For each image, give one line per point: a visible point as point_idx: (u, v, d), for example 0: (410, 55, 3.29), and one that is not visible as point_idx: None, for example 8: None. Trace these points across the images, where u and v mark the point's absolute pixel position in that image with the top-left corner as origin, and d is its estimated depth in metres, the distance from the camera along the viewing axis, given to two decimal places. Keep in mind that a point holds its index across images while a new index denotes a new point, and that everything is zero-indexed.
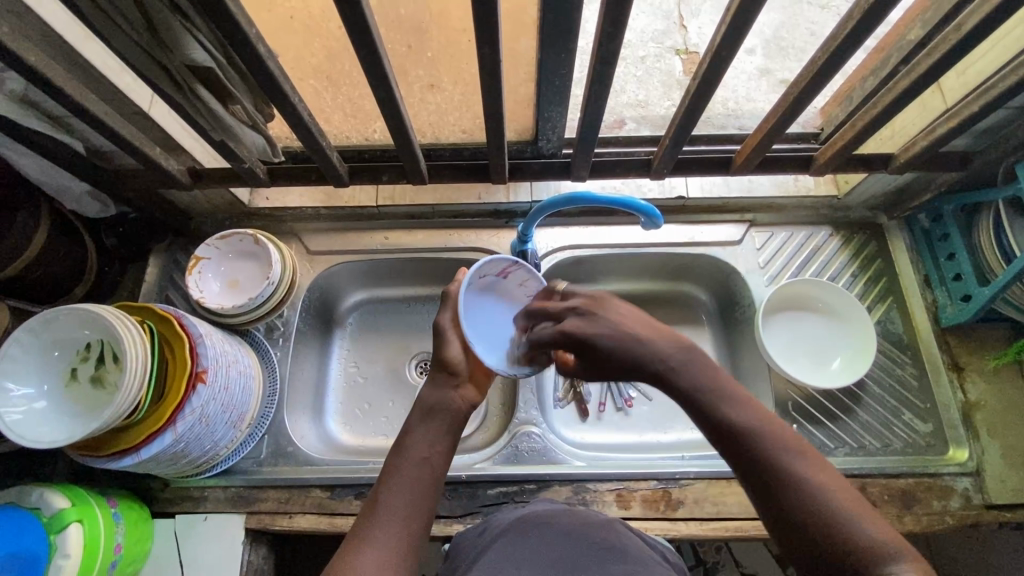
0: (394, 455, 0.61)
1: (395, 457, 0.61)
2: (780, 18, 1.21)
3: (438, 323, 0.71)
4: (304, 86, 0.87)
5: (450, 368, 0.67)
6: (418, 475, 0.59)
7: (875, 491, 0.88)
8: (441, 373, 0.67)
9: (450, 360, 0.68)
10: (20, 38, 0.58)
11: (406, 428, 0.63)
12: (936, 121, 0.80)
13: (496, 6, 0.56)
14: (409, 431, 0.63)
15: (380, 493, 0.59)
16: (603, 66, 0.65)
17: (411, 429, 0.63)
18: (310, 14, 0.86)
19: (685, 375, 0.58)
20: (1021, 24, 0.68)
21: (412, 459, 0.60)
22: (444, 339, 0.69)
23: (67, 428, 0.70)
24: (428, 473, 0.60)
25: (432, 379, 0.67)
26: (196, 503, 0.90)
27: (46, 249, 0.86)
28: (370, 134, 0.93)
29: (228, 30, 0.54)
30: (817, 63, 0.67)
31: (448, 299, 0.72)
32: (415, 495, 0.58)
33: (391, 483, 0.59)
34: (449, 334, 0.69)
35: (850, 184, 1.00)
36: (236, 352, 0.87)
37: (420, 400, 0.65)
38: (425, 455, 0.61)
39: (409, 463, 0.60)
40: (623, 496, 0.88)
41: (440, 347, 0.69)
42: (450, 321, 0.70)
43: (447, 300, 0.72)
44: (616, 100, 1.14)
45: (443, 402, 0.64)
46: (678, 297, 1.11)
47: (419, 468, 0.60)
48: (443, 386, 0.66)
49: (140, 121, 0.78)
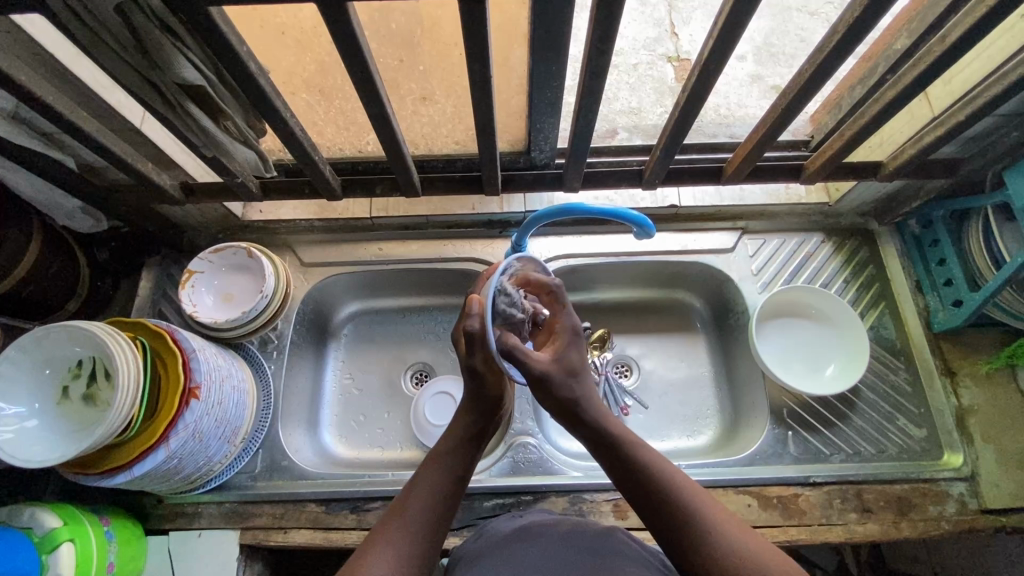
0: (427, 468, 0.64)
1: (428, 471, 0.63)
2: (770, 25, 1.22)
3: (474, 367, 0.65)
4: (297, 99, 0.87)
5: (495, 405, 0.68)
6: (452, 491, 0.62)
7: (871, 497, 0.88)
8: (485, 409, 0.68)
9: (497, 398, 0.68)
10: (10, 58, 0.58)
11: (444, 446, 0.66)
12: (923, 129, 0.81)
13: (485, 22, 0.56)
14: (447, 449, 0.65)
15: (411, 500, 0.60)
16: (592, 79, 0.66)
17: (450, 448, 0.65)
18: (302, 29, 0.85)
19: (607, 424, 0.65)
20: (1004, 34, 0.70)
21: (449, 476, 0.63)
22: (486, 380, 0.66)
23: (59, 446, 0.69)
24: (457, 491, 0.63)
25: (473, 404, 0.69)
26: (191, 520, 0.89)
27: (38, 266, 0.85)
28: (363, 147, 0.95)
29: (219, 47, 0.54)
30: (805, 75, 0.68)
31: (471, 339, 0.62)
32: (445, 509, 0.61)
33: (423, 494, 0.61)
34: (491, 378, 0.66)
35: (841, 191, 1.01)
36: (230, 366, 0.87)
37: (462, 426, 0.67)
38: (459, 474, 0.64)
39: (444, 479, 0.63)
40: (620, 506, 0.88)
41: (482, 389, 0.67)
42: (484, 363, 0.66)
43: (472, 341, 0.62)
44: (609, 108, 1.15)
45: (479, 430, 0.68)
46: (672, 305, 1.11)
47: (452, 485, 0.63)
48: (487, 418, 0.68)
49: (132, 137, 0.78)
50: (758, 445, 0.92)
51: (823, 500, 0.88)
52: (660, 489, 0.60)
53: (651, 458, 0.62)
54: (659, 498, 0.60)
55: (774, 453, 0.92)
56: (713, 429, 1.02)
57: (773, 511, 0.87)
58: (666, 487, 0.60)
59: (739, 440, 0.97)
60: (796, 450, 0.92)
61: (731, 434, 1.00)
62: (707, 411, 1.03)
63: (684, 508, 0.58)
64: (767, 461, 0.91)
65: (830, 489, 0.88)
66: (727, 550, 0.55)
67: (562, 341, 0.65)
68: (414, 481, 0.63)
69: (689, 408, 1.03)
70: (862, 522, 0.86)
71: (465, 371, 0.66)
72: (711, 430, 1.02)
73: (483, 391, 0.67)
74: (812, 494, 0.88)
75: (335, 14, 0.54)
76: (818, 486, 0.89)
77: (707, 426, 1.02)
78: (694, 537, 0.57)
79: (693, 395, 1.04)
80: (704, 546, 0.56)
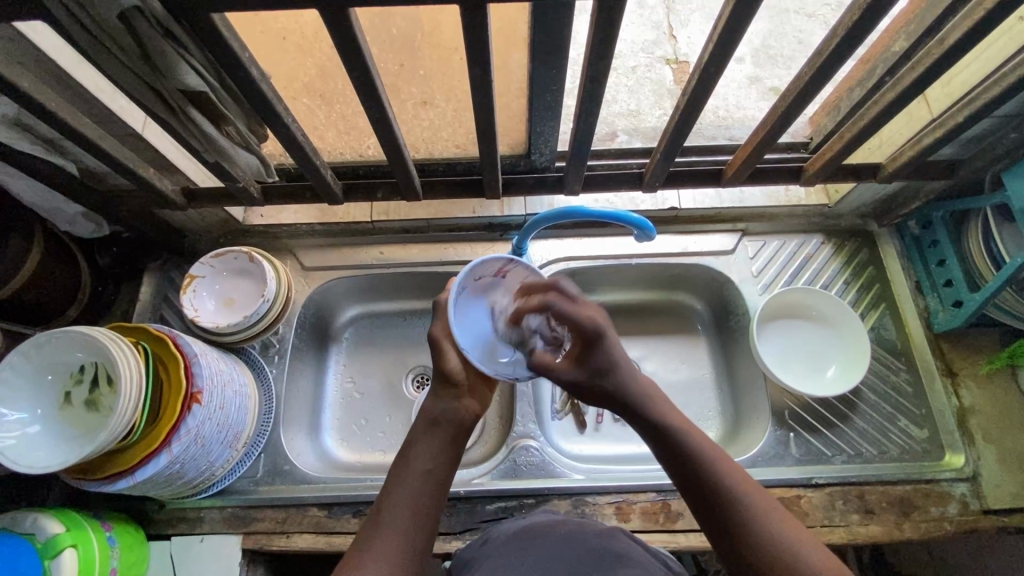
0: (398, 466, 0.62)
1: (398, 469, 0.61)
2: (768, 27, 1.22)
3: (433, 336, 0.69)
4: (297, 104, 0.88)
5: (453, 381, 0.67)
6: (422, 486, 0.59)
7: (873, 498, 0.88)
8: (443, 386, 0.67)
9: (451, 372, 0.67)
10: (13, 65, 0.58)
11: (410, 441, 0.64)
12: (922, 131, 0.81)
13: (486, 28, 0.57)
14: (414, 444, 0.63)
15: (384, 507, 0.58)
16: (593, 83, 0.66)
17: (416, 442, 0.63)
18: (303, 36, 0.89)
19: (659, 407, 0.64)
20: (1002, 37, 0.70)
21: (417, 471, 0.60)
22: (442, 352, 0.68)
23: (61, 452, 0.69)
24: (433, 484, 0.60)
25: (436, 390, 0.68)
26: (193, 525, 0.89)
27: (40, 272, 0.85)
28: (364, 151, 0.93)
29: (222, 54, 0.54)
30: (804, 78, 0.68)
31: (440, 311, 0.71)
32: (417, 506, 0.58)
33: (393, 494, 0.59)
34: (446, 347, 0.68)
35: (840, 193, 1.01)
36: (232, 371, 0.87)
37: (423, 413, 0.66)
38: (430, 466, 0.61)
39: (412, 474, 0.60)
40: (622, 509, 0.88)
41: (438, 363, 0.68)
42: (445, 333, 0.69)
43: (439, 312, 0.71)
44: (608, 110, 1.15)
45: (446, 415, 0.65)
46: (673, 306, 1.11)
47: (421, 480, 0.60)
48: (446, 397, 0.67)
49: (133, 143, 0.78)
50: (760, 447, 0.92)
51: (825, 502, 0.88)
52: (707, 471, 0.59)
53: (701, 443, 0.61)
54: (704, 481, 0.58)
55: (776, 455, 0.92)
56: (715, 431, 1.02)
57: None
58: (713, 470, 0.59)
59: (741, 442, 0.97)
60: (798, 451, 0.92)
61: (733, 436, 1.00)
62: (709, 413, 1.03)
63: (732, 493, 0.57)
64: (769, 463, 0.91)
65: (832, 491, 0.89)
66: (771, 537, 0.54)
67: (583, 347, 0.66)
68: (387, 482, 0.61)
69: (690, 410, 1.03)
70: (864, 523, 0.86)
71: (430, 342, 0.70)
72: (713, 432, 1.02)
73: (440, 364, 0.68)
74: (814, 496, 0.88)
75: (337, 21, 0.54)
76: (820, 487, 0.89)
77: (709, 428, 1.02)
78: (737, 520, 0.55)
79: (694, 397, 1.04)
80: (747, 530, 0.55)
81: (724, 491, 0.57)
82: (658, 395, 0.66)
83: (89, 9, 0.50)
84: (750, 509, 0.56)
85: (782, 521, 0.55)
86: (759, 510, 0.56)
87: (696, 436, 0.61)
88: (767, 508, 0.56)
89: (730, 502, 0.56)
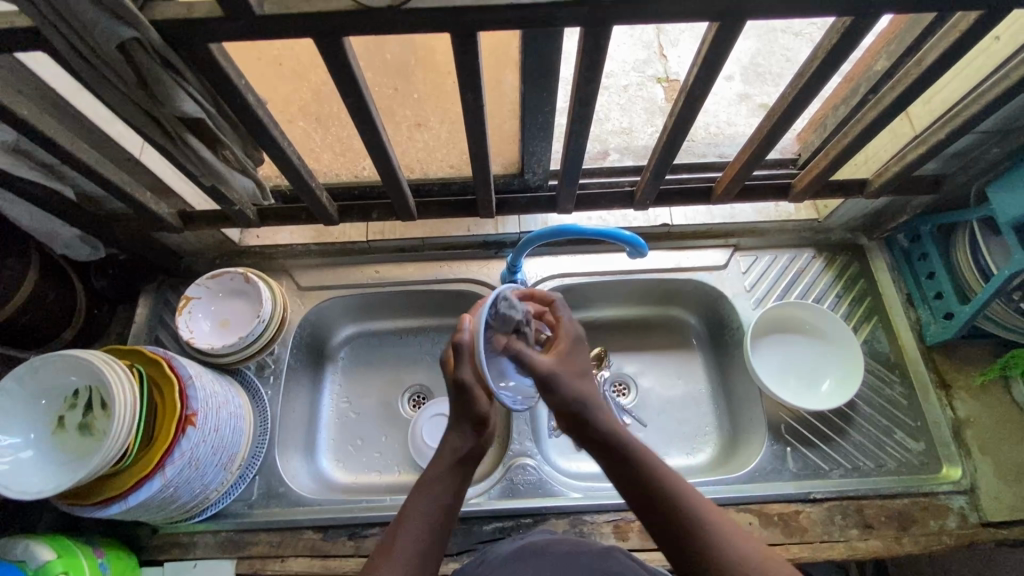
0: (417, 495, 0.63)
1: (416, 495, 0.62)
2: (755, 46, 1.26)
3: (461, 381, 0.66)
4: (294, 126, 0.97)
5: (483, 422, 0.68)
6: (439, 516, 0.61)
7: (872, 513, 0.87)
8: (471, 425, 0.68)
9: (485, 414, 0.68)
10: (13, 93, 0.59)
11: (430, 472, 0.64)
12: (906, 147, 0.83)
13: (476, 57, 0.58)
14: (436, 472, 0.64)
15: (401, 529, 0.59)
16: (582, 105, 0.68)
17: (437, 472, 0.64)
18: (313, 84, 1.00)
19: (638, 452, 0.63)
20: (978, 56, 0.72)
21: (436, 501, 0.61)
22: (476, 396, 0.66)
23: (54, 477, 0.69)
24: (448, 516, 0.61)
25: (459, 427, 0.68)
26: (186, 550, 0.88)
27: (36, 294, 0.86)
28: (358, 172, 0.95)
29: (218, 81, 0.56)
30: (787, 98, 0.69)
31: (461, 351, 0.67)
32: (432, 535, 0.59)
33: (410, 519, 0.60)
34: (479, 391, 0.66)
35: (829, 208, 1.03)
36: (227, 393, 0.86)
37: (450, 449, 0.66)
38: (449, 499, 0.62)
39: (433, 503, 0.61)
40: (620, 527, 0.87)
41: (470, 406, 0.67)
42: (474, 376, 0.67)
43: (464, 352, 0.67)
44: (601, 128, 1.17)
45: (469, 449, 0.66)
46: (668, 322, 1.12)
47: (440, 510, 0.61)
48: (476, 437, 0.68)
49: (131, 167, 0.80)
50: (757, 463, 0.92)
51: (824, 517, 0.87)
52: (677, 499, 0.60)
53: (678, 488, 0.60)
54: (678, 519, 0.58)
55: (773, 470, 0.92)
56: (712, 446, 1.02)
57: (774, 528, 0.86)
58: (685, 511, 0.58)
59: (739, 457, 0.97)
60: (795, 466, 0.92)
61: (730, 452, 1.00)
62: (706, 428, 1.03)
63: (703, 533, 0.57)
64: (767, 479, 0.91)
65: (830, 505, 0.88)
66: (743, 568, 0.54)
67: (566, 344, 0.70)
68: (402, 509, 0.62)
69: (687, 425, 1.03)
70: (864, 538, 0.86)
71: (452, 384, 0.67)
72: (711, 448, 1.01)
73: (470, 406, 0.67)
74: (813, 511, 0.88)
75: (331, 50, 0.55)
76: (818, 502, 0.88)
77: (706, 443, 1.02)
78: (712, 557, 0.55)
79: (691, 412, 1.04)
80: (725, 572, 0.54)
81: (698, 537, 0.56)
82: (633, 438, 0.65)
83: (89, 40, 0.50)
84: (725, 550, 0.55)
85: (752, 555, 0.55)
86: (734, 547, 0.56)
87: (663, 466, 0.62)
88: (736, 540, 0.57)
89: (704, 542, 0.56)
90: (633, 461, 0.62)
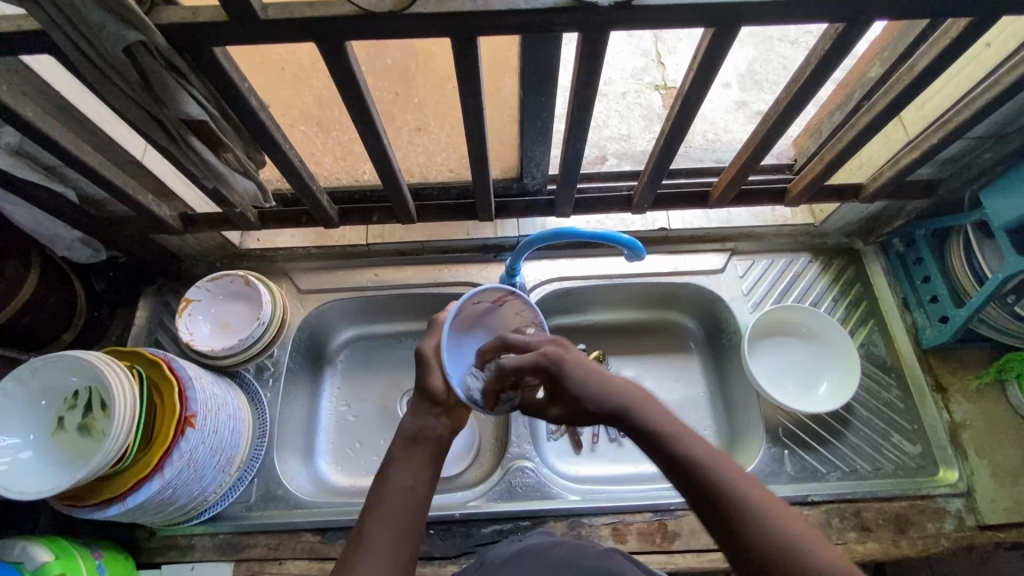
0: (378, 487, 0.60)
1: (377, 488, 0.60)
2: (752, 54, 1.27)
3: (420, 352, 0.69)
4: (295, 130, 0.97)
5: (432, 399, 0.66)
6: (401, 505, 0.58)
7: (869, 516, 0.88)
8: (423, 402, 0.66)
9: (434, 390, 0.66)
10: (18, 96, 0.60)
11: (387, 460, 0.62)
12: (900, 152, 0.84)
13: (476, 63, 0.59)
14: (393, 460, 0.62)
15: (366, 525, 0.57)
16: (580, 109, 0.68)
17: (393, 461, 0.62)
18: (313, 89, 1.00)
19: (642, 414, 0.60)
20: (969, 62, 0.73)
21: (397, 489, 0.59)
22: (427, 367, 0.67)
23: (52, 478, 0.69)
24: (414, 499, 0.59)
25: (413, 406, 0.67)
26: (184, 552, 0.88)
27: (37, 296, 0.86)
28: (360, 176, 0.97)
29: (222, 84, 0.57)
30: (781, 103, 0.70)
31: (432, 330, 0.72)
32: (398, 525, 0.57)
33: (376, 514, 0.57)
34: (431, 364, 0.68)
35: (825, 213, 1.04)
36: (226, 395, 0.86)
37: (400, 429, 0.64)
38: (411, 482, 0.60)
39: (394, 492, 0.59)
40: (619, 530, 0.88)
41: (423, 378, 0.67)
42: (436, 350, 0.69)
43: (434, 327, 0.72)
44: (599, 135, 1.18)
45: (425, 429, 0.64)
46: (667, 325, 1.12)
47: (404, 496, 0.59)
48: (425, 413, 0.65)
49: (134, 169, 0.80)
50: (755, 465, 0.92)
51: (821, 520, 0.88)
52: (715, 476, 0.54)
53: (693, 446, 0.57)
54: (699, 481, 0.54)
55: (771, 473, 0.92)
56: None
57: None
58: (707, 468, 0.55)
59: (737, 460, 0.97)
60: (793, 469, 0.92)
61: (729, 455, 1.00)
62: (705, 431, 1.03)
63: (731, 495, 0.53)
64: (764, 482, 0.91)
65: (827, 508, 0.88)
66: (775, 533, 0.50)
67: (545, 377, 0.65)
68: (366, 505, 0.59)
69: None
70: (862, 541, 0.86)
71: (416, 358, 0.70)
72: None
73: (422, 381, 0.67)
74: (811, 514, 0.88)
75: (333, 55, 0.56)
76: (815, 505, 0.89)
77: None
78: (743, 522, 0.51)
79: (689, 416, 1.04)
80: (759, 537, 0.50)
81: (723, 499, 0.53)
82: (644, 402, 0.61)
83: (96, 45, 0.51)
84: (752, 513, 0.52)
85: (781, 515, 0.51)
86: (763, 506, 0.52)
87: (691, 441, 0.57)
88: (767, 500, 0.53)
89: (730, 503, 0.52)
90: (645, 425, 0.59)
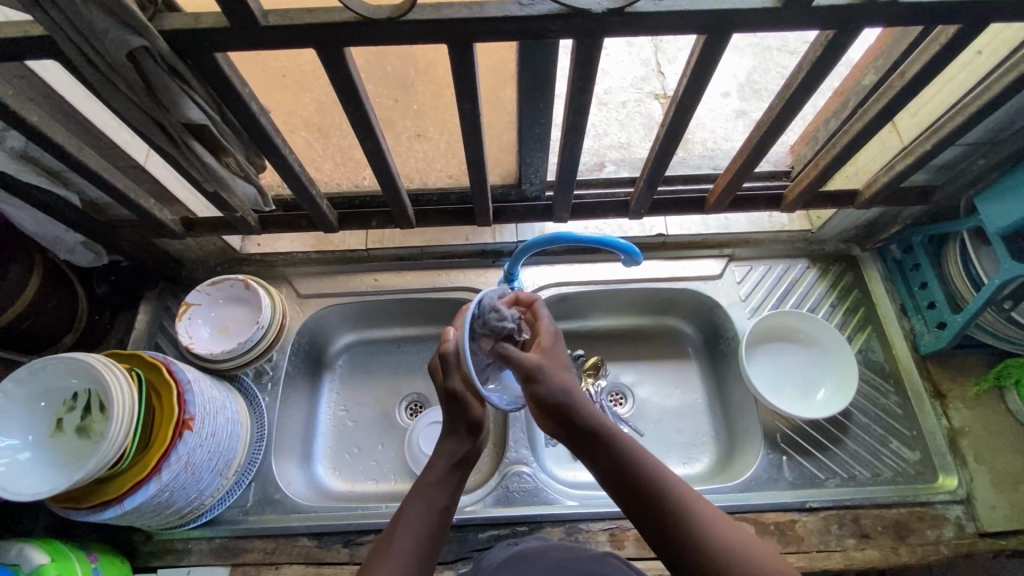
0: (413, 498, 0.62)
1: (411, 499, 0.62)
2: (751, 63, 1.29)
3: (450, 391, 0.68)
4: (297, 138, 0.94)
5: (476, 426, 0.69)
6: (436, 524, 0.60)
7: (868, 523, 0.87)
8: (467, 430, 0.69)
9: (479, 419, 0.69)
10: (21, 99, 0.61)
11: (427, 477, 0.64)
12: (894, 158, 0.84)
13: (472, 68, 0.60)
14: (434, 477, 0.64)
15: (398, 531, 0.58)
16: (575, 115, 0.69)
17: (433, 478, 0.64)
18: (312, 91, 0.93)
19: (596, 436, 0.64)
20: (960, 70, 0.74)
21: (435, 506, 0.61)
22: (465, 403, 0.68)
23: (51, 480, 0.69)
24: (446, 520, 0.62)
25: (452, 430, 0.69)
26: (179, 557, 0.88)
27: (38, 298, 0.86)
28: (360, 181, 1.00)
29: (223, 88, 0.58)
30: (775, 109, 0.71)
31: (447, 361, 0.69)
32: (432, 542, 0.59)
33: (409, 522, 0.59)
34: (468, 400, 0.68)
35: (822, 219, 1.04)
36: (225, 398, 0.87)
37: (445, 453, 0.67)
38: (447, 502, 0.63)
39: (431, 507, 0.61)
40: (616, 535, 0.87)
41: (462, 411, 0.68)
42: (462, 382, 0.69)
43: (450, 361, 0.69)
44: (599, 142, 1.19)
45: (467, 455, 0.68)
46: (665, 331, 1.12)
47: (440, 514, 0.61)
48: (468, 440, 0.69)
49: (135, 173, 0.81)
50: (753, 471, 0.92)
51: (820, 526, 0.87)
52: (655, 491, 0.59)
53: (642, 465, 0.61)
54: (653, 502, 0.59)
55: (769, 479, 0.91)
56: (709, 456, 1.01)
57: (771, 538, 0.86)
58: (666, 497, 0.58)
59: (734, 468, 0.96)
60: (791, 475, 0.92)
61: (726, 462, 0.99)
62: (703, 439, 1.03)
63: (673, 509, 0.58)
64: (763, 488, 0.91)
65: (826, 515, 0.88)
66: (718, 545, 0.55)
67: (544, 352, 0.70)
68: (398, 512, 0.61)
69: (684, 435, 1.03)
70: (861, 548, 0.85)
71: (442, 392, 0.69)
72: (708, 457, 1.01)
73: (464, 414, 0.68)
74: (810, 520, 0.87)
75: (332, 60, 0.57)
76: (814, 511, 0.88)
77: (703, 453, 1.01)
78: (688, 538, 0.56)
79: (687, 422, 1.04)
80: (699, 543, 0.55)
81: (670, 513, 0.57)
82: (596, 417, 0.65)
83: (99, 48, 0.52)
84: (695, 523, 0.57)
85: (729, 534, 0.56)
86: (704, 522, 0.57)
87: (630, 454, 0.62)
88: (711, 518, 0.57)
89: (686, 535, 0.56)
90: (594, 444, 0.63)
